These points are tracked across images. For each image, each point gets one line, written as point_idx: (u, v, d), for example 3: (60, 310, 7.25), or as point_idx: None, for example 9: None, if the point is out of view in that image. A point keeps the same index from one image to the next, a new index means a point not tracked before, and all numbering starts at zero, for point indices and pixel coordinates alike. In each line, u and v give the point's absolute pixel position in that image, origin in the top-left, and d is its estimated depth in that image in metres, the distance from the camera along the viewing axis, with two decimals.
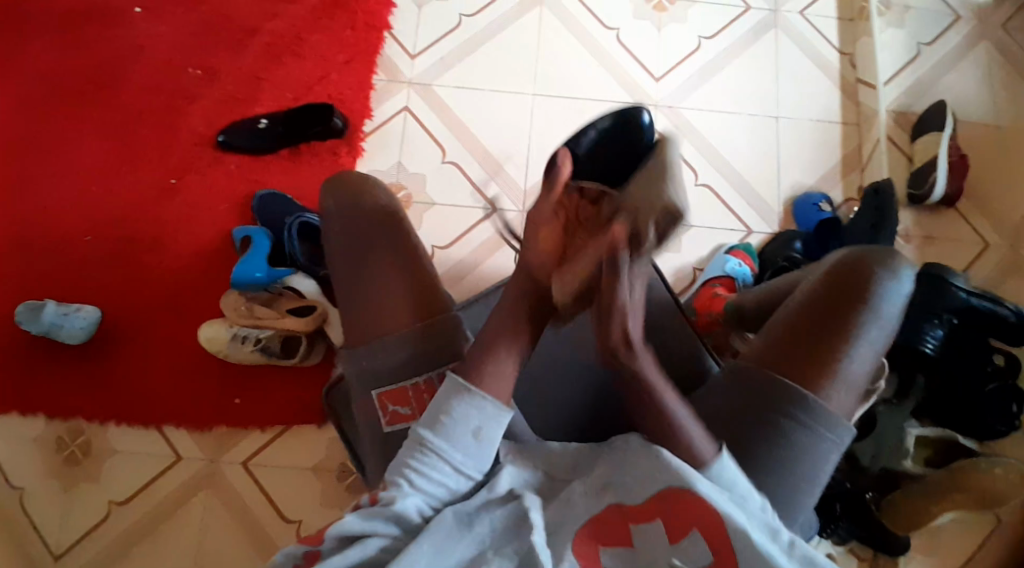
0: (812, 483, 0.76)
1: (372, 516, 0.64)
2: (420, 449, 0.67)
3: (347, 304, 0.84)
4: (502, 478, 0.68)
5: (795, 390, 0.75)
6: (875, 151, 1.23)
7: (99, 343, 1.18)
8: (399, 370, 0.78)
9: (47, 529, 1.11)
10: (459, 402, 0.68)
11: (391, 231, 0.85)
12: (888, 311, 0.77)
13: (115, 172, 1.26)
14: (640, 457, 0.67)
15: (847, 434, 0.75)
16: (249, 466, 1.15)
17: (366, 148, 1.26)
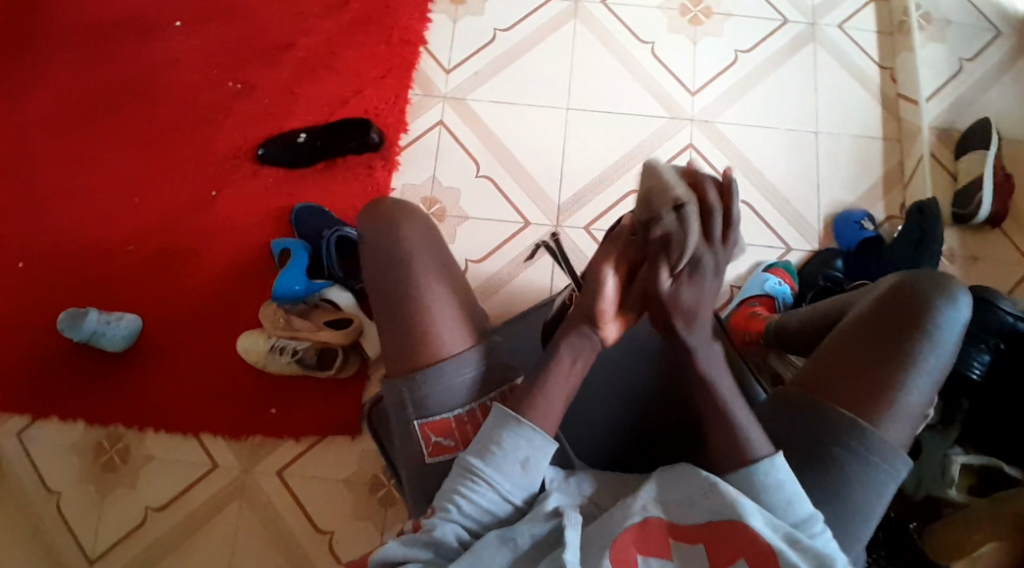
0: (865, 513, 0.79)
1: (415, 542, 0.69)
2: (466, 478, 0.71)
3: (389, 335, 0.85)
4: (548, 501, 0.71)
5: (852, 420, 0.78)
6: (917, 168, 1.20)
7: (138, 351, 1.21)
8: (444, 400, 0.81)
9: (86, 534, 1.14)
10: (507, 434, 0.72)
11: (435, 253, 0.88)
12: (943, 341, 0.80)
13: (156, 184, 1.29)
14: (691, 484, 0.70)
15: (902, 464, 0.79)
16: (284, 476, 1.17)
17: (401, 162, 1.27)
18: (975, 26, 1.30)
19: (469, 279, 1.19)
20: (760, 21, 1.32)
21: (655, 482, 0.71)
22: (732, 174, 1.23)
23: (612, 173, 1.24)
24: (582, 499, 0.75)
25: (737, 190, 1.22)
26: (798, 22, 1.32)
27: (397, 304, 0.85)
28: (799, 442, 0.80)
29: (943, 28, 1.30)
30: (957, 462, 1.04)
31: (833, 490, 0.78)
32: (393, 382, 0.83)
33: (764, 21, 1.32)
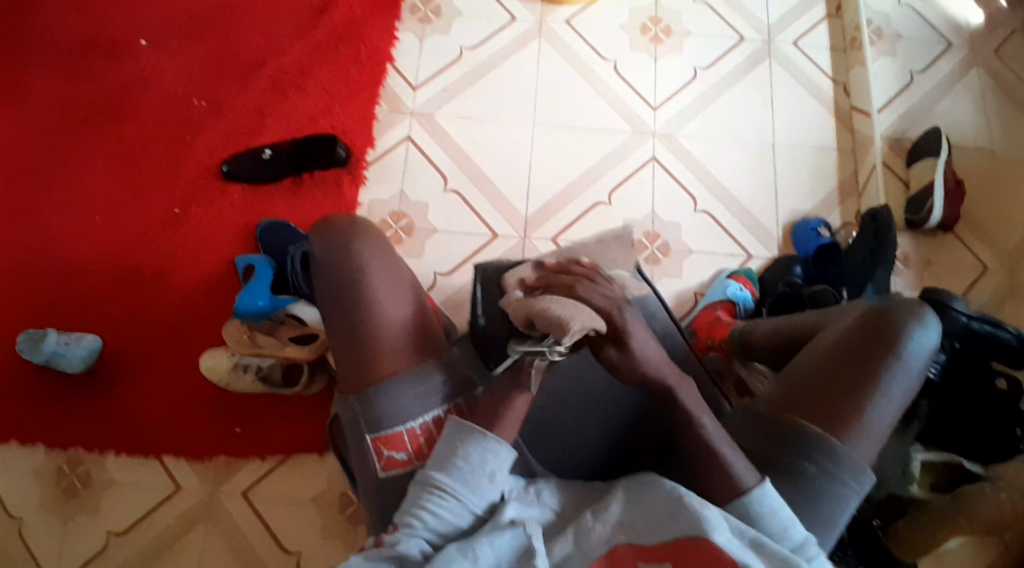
0: (830, 526, 0.85)
1: (379, 558, 0.70)
2: (431, 489, 0.74)
3: (340, 355, 0.87)
4: (505, 511, 0.73)
5: (825, 438, 0.85)
6: (871, 176, 1.24)
7: (99, 372, 1.18)
8: (391, 416, 0.82)
9: (44, 560, 1.10)
10: (473, 447, 0.75)
11: (385, 268, 0.90)
12: (909, 367, 0.88)
13: (119, 202, 1.27)
14: (659, 502, 0.72)
15: (869, 480, 0.86)
16: (250, 497, 1.14)
17: (367, 177, 1.28)
18: (923, 42, 1.35)
19: (437, 293, 1.20)
20: (719, 39, 1.36)
21: (622, 500, 0.73)
22: (693, 184, 1.26)
23: (578, 185, 1.25)
24: (546, 508, 0.76)
25: (700, 200, 1.25)
26: (754, 39, 1.36)
27: (350, 325, 0.87)
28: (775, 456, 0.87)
29: (893, 43, 1.35)
30: (917, 461, 1.05)
31: (804, 503, 0.84)
32: (346, 399, 0.85)
33: (723, 39, 1.36)
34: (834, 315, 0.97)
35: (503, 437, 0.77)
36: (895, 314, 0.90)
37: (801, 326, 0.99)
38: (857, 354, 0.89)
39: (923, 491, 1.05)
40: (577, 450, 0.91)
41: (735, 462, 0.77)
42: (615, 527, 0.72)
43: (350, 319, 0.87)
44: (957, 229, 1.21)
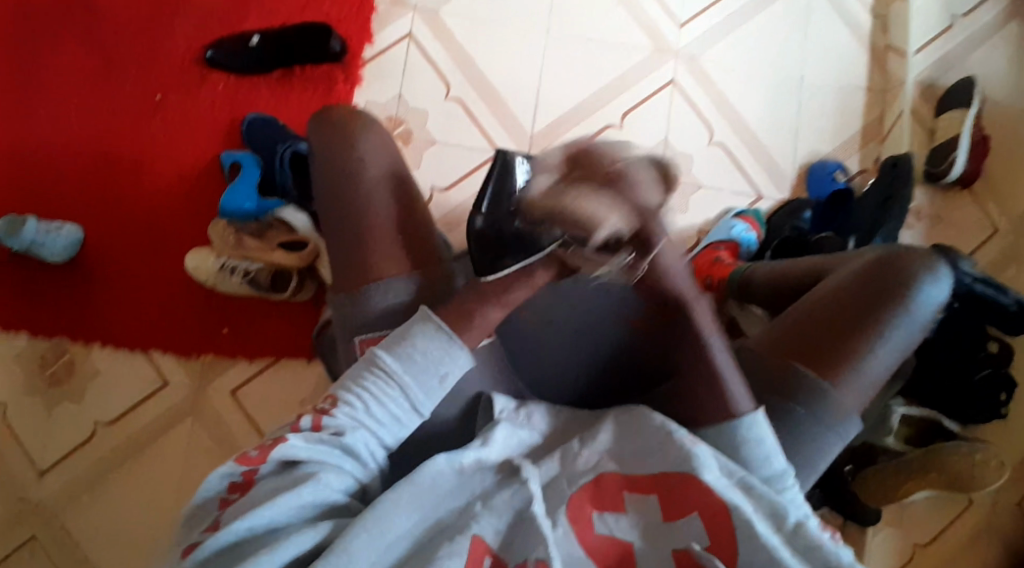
0: (811, 464, 0.89)
1: (319, 442, 0.72)
2: (377, 373, 0.76)
3: (335, 249, 0.89)
4: (494, 436, 0.76)
5: (818, 385, 0.88)
6: (896, 124, 1.18)
7: (82, 262, 1.16)
8: (380, 319, 0.85)
9: (29, 444, 1.11)
10: (428, 345, 0.78)
11: (381, 177, 0.91)
12: (912, 321, 0.91)
13: (100, 84, 1.20)
14: (647, 431, 0.75)
15: (853, 426, 0.90)
16: (237, 394, 1.14)
17: (364, 77, 1.21)
18: None
19: (433, 208, 1.16)
20: None
21: (610, 432, 0.77)
22: (711, 114, 1.21)
23: (590, 105, 1.20)
24: (535, 430, 0.81)
25: (715, 133, 1.20)
26: None
27: (347, 222, 0.89)
28: (767, 393, 0.89)
29: None
30: (896, 413, 1.06)
31: (789, 443, 0.88)
32: (337, 297, 0.88)
33: None
34: (845, 260, 0.97)
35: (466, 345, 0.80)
36: (909, 268, 0.91)
37: (809, 266, 0.99)
38: (864, 305, 0.90)
39: (898, 444, 1.08)
40: (559, 375, 0.94)
41: (732, 388, 0.80)
42: (602, 456, 0.75)
43: (348, 215, 0.89)
44: (974, 187, 1.17)
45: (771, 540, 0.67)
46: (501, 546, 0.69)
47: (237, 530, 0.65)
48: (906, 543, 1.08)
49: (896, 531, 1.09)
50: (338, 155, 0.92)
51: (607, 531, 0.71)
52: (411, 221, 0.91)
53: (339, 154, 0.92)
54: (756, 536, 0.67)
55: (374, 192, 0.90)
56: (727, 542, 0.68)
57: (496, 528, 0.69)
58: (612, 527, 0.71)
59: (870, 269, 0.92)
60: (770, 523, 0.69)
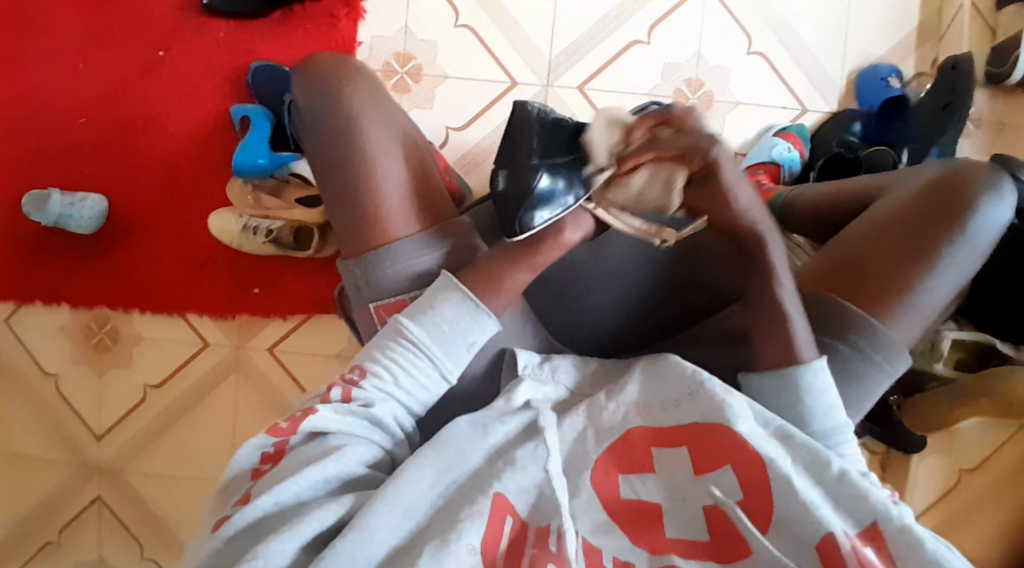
0: (856, 410, 0.81)
1: (349, 414, 0.68)
2: (405, 343, 0.71)
3: (337, 218, 0.81)
4: (518, 391, 0.73)
5: (865, 321, 0.79)
6: (957, 17, 1.07)
7: (109, 231, 1.15)
8: (390, 284, 0.79)
9: (87, 412, 1.16)
10: (457, 310, 0.72)
11: (376, 121, 0.81)
12: (971, 242, 0.80)
13: (99, 44, 1.15)
14: (677, 379, 0.71)
15: (904, 362, 0.80)
16: (277, 352, 1.16)
17: (366, 10, 1.12)
18: None
19: (451, 149, 1.10)
20: None
21: (638, 382, 0.72)
22: (748, 20, 1.10)
23: (611, 22, 1.10)
24: (561, 385, 0.76)
25: (754, 40, 1.10)
26: None
27: (343, 181, 0.80)
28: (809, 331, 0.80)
29: None
30: (947, 338, 1.00)
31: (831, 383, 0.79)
32: (347, 264, 0.81)
33: None
34: (899, 178, 0.88)
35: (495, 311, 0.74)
36: (970, 182, 0.81)
37: (861, 187, 0.90)
38: (916, 227, 0.81)
39: (950, 369, 1.03)
40: (590, 321, 0.86)
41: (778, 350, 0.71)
42: (630, 409, 0.71)
43: (342, 174, 0.80)
44: None
45: (807, 493, 0.61)
46: (530, 513, 0.64)
47: (263, 506, 0.60)
48: (951, 469, 1.09)
49: (944, 456, 1.09)
50: (325, 103, 0.81)
51: (634, 494, 0.66)
52: (417, 172, 0.83)
53: (325, 102, 0.81)
54: (793, 489, 0.62)
55: (371, 144, 0.80)
56: (763, 496, 0.63)
57: (522, 488, 0.65)
58: (639, 490, 0.66)
59: (929, 186, 0.83)
60: (809, 474, 0.65)
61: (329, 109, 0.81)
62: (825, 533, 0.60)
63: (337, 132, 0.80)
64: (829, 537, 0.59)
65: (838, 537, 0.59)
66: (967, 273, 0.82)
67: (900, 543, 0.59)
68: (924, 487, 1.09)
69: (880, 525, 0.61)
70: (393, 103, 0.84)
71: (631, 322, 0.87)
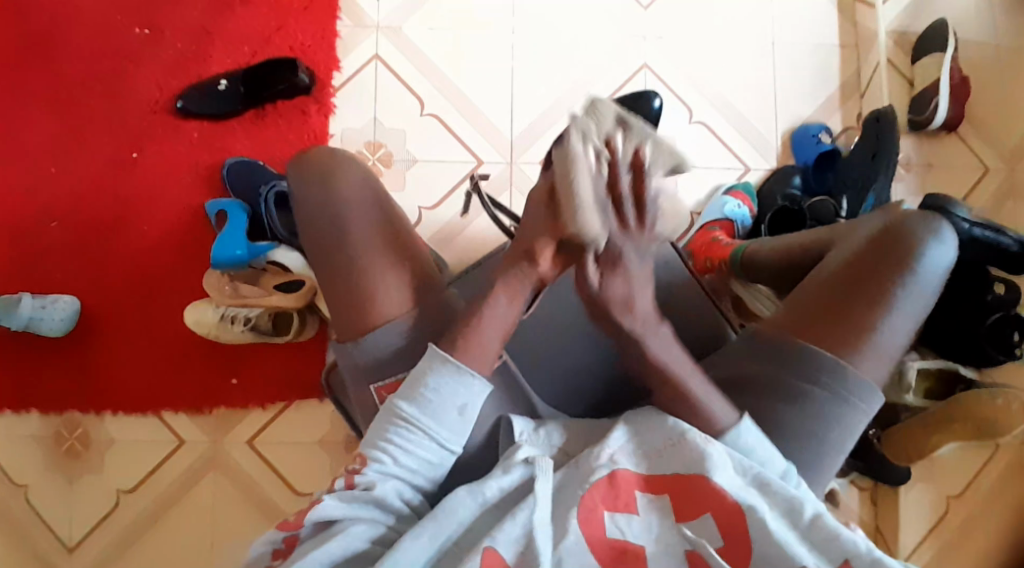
0: (840, 448, 0.84)
1: (352, 500, 0.69)
2: (399, 422, 0.71)
3: (332, 299, 0.83)
4: (517, 451, 0.73)
5: (835, 364, 0.81)
6: (875, 75, 1.19)
7: (80, 332, 1.14)
8: (386, 363, 0.81)
9: (57, 523, 1.11)
10: (446, 381, 0.71)
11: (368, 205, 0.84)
12: (920, 282, 0.82)
13: (73, 150, 1.18)
14: (658, 433, 0.72)
15: (876, 400, 0.83)
16: (255, 444, 1.14)
17: (336, 104, 1.20)
18: None
19: (424, 227, 1.16)
20: None
21: (622, 430, 0.73)
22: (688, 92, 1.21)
23: (565, 101, 1.20)
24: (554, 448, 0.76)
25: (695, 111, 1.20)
26: None
27: (330, 262, 0.82)
28: (780, 379, 0.83)
29: None
30: (912, 369, 1.03)
31: (808, 427, 0.81)
32: (344, 346, 0.83)
33: None
34: (848, 228, 0.91)
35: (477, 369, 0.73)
36: (909, 226, 0.84)
37: (810, 241, 0.94)
38: (864, 272, 0.83)
39: (919, 399, 1.05)
40: (574, 385, 0.91)
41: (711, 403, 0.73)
42: (618, 453, 0.71)
43: (328, 255, 0.82)
44: (960, 130, 1.18)
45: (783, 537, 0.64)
46: (518, 559, 0.65)
47: None
48: (938, 497, 1.11)
49: (928, 485, 1.12)
50: (317, 192, 0.83)
51: (620, 533, 0.67)
52: (408, 250, 0.85)
53: (317, 191, 0.84)
54: (771, 531, 0.65)
55: (366, 228, 0.83)
56: (741, 535, 0.66)
57: (511, 542, 0.65)
58: (624, 528, 0.67)
59: (878, 232, 0.85)
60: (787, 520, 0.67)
61: (313, 193, 0.84)
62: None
63: (332, 217, 0.83)
64: None
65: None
66: (924, 311, 0.84)
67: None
68: (917, 519, 1.11)
69: (852, 562, 0.64)
70: (381, 187, 0.87)
71: (612, 380, 0.91)
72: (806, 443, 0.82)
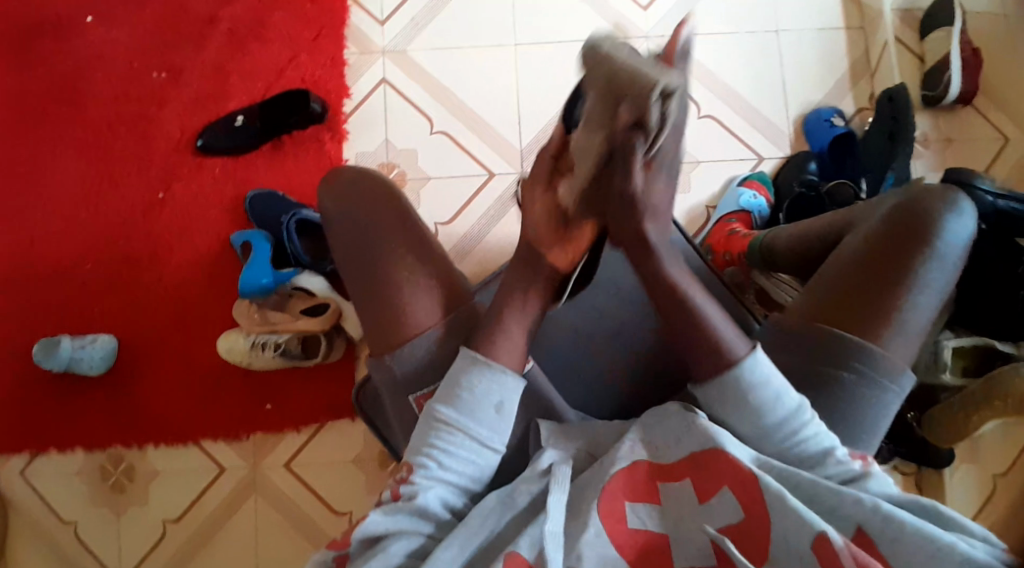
0: (873, 433, 0.82)
1: (396, 512, 0.69)
2: (440, 427, 0.72)
3: (366, 314, 0.84)
4: (542, 456, 0.72)
5: (863, 346, 0.79)
6: (884, 55, 1.18)
7: (118, 368, 1.18)
8: (425, 372, 0.80)
9: (107, 555, 1.14)
10: (480, 379, 0.72)
11: (399, 219, 0.86)
12: (941, 258, 0.81)
13: (102, 194, 1.23)
14: (676, 420, 0.70)
15: (908, 381, 0.81)
16: (293, 466, 1.16)
17: (349, 131, 1.23)
18: None
19: (442, 243, 1.18)
20: None
21: (639, 426, 0.72)
22: (695, 88, 1.21)
23: None
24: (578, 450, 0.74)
25: (703, 105, 1.20)
26: None
27: (363, 283, 0.84)
28: (807, 365, 0.81)
29: None
30: (947, 347, 1.01)
31: (840, 413, 0.80)
32: (378, 359, 0.82)
33: None
34: (864, 208, 0.89)
35: (504, 363, 0.74)
36: (926, 202, 0.82)
37: (826, 226, 0.92)
38: (884, 253, 0.81)
39: (957, 379, 1.03)
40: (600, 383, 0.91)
41: (720, 334, 0.70)
42: (636, 443, 0.71)
43: (361, 277, 0.85)
44: (976, 101, 1.15)
45: (796, 501, 0.62)
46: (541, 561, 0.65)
47: None
48: (986, 478, 1.09)
49: (974, 466, 1.09)
50: (348, 212, 0.86)
51: (640, 523, 0.67)
52: (436, 263, 0.86)
53: (349, 212, 0.87)
54: (784, 499, 0.62)
55: (394, 242, 0.85)
56: (761, 515, 0.64)
57: (532, 541, 0.65)
58: (645, 519, 0.67)
59: (894, 210, 0.83)
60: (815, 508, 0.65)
61: (341, 221, 0.87)
62: (817, 533, 0.61)
63: (365, 234, 0.86)
64: (821, 537, 0.60)
65: (833, 537, 0.60)
66: (949, 287, 0.82)
67: (888, 537, 0.61)
68: (964, 503, 1.08)
69: (866, 528, 0.63)
70: (407, 201, 0.89)
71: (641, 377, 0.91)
72: (835, 426, 0.80)
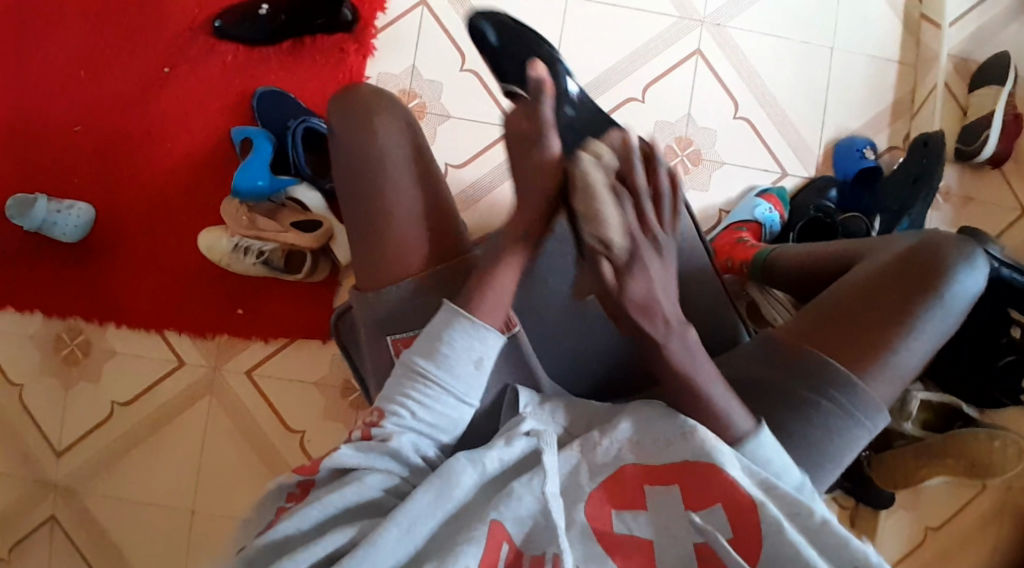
0: (838, 463, 0.82)
1: (369, 450, 0.68)
2: (418, 379, 0.70)
3: (360, 248, 0.81)
4: (522, 423, 0.71)
5: (848, 377, 0.79)
6: (928, 99, 1.16)
7: (91, 241, 1.14)
8: (405, 317, 0.79)
9: (49, 426, 1.12)
10: (460, 333, 0.70)
11: (413, 154, 0.83)
12: (945, 311, 0.81)
13: (103, 56, 1.16)
14: (667, 426, 0.69)
15: (883, 420, 0.81)
16: (254, 376, 1.14)
17: (376, 47, 1.17)
18: None
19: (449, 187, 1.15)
20: None
21: (631, 421, 0.71)
22: (736, 85, 1.17)
23: (612, 78, 1.16)
24: (558, 426, 0.74)
25: (740, 106, 1.17)
26: None
27: (360, 217, 0.81)
28: (791, 384, 0.81)
29: None
30: (916, 399, 1.03)
31: (814, 437, 0.80)
32: (363, 295, 0.81)
33: None
34: (878, 243, 0.88)
35: (487, 321, 0.72)
36: (943, 251, 0.82)
37: (837, 254, 0.91)
38: (892, 294, 0.81)
39: (917, 430, 1.05)
40: (587, 364, 0.88)
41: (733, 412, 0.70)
42: (624, 446, 0.70)
43: (360, 208, 0.81)
44: (1005, 166, 1.15)
45: (796, 536, 0.62)
46: (523, 541, 0.65)
47: (285, 529, 0.62)
48: (918, 527, 1.14)
49: (910, 513, 1.14)
50: (355, 130, 0.81)
51: (627, 530, 0.66)
52: (441, 206, 0.83)
53: (357, 130, 0.82)
54: (782, 530, 0.63)
55: (403, 175, 0.81)
56: (751, 532, 0.64)
57: (518, 521, 0.65)
58: (631, 526, 0.66)
59: (910, 253, 0.83)
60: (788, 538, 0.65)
61: (347, 137, 0.82)
62: None
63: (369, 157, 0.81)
64: None
65: None
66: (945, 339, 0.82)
67: None
68: (891, 546, 1.13)
69: None
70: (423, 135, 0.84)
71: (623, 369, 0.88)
72: (805, 449, 0.80)
